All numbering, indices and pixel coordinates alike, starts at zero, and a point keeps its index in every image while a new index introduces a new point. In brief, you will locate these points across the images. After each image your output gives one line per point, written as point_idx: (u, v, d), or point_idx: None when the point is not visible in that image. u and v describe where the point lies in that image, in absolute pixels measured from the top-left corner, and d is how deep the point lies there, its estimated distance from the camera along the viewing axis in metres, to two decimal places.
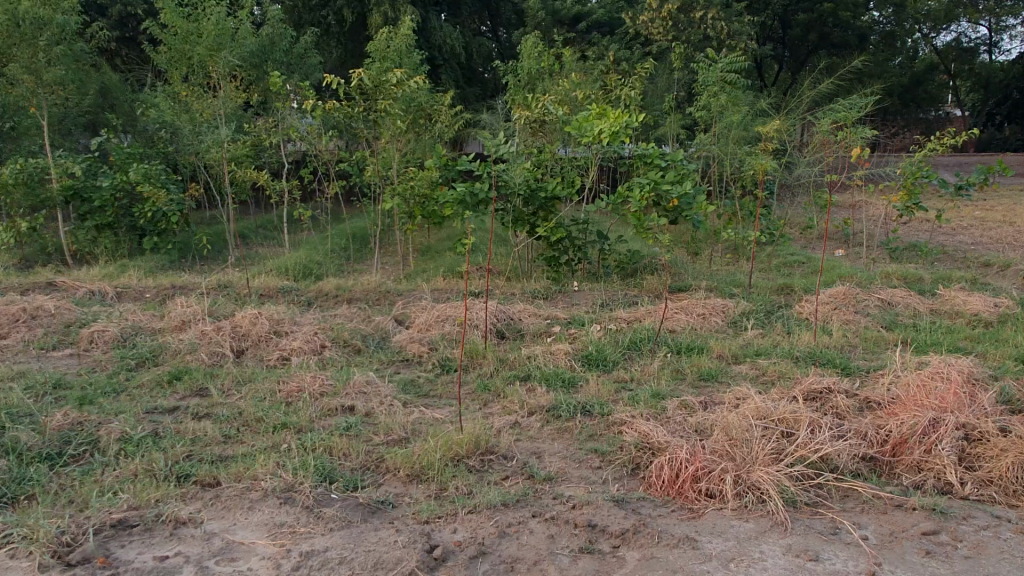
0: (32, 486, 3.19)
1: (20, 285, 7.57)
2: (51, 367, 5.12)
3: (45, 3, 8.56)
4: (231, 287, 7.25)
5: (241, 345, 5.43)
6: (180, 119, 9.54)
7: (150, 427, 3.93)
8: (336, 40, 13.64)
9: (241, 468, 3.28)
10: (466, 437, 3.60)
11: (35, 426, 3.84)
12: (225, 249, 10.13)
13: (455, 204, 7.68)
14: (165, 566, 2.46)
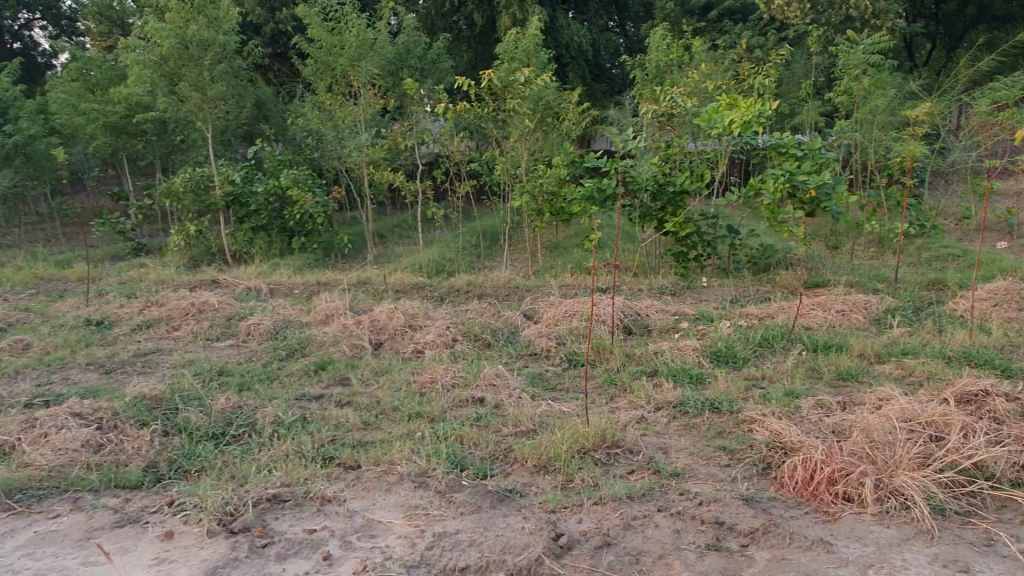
0: (201, 461, 3.56)
1: (188, 282, 8.38)
2: (214, 356, 5.66)
3: (209, 26, 9.44)
4: (370, 284, 7.67)
5: (380, 338, 5.76)
6: (324, 127, 10.19)
7: (299, 412, 4.26)
8: (467, 44, 14.06)
9: (380, 452, 3.50)
10: (592, 430, 3.63)
11: (203, 408, 4.27)
12: (364, 247, 10.71)
13: (583, 200, 7.73)
14: (313, 538, 2.67)
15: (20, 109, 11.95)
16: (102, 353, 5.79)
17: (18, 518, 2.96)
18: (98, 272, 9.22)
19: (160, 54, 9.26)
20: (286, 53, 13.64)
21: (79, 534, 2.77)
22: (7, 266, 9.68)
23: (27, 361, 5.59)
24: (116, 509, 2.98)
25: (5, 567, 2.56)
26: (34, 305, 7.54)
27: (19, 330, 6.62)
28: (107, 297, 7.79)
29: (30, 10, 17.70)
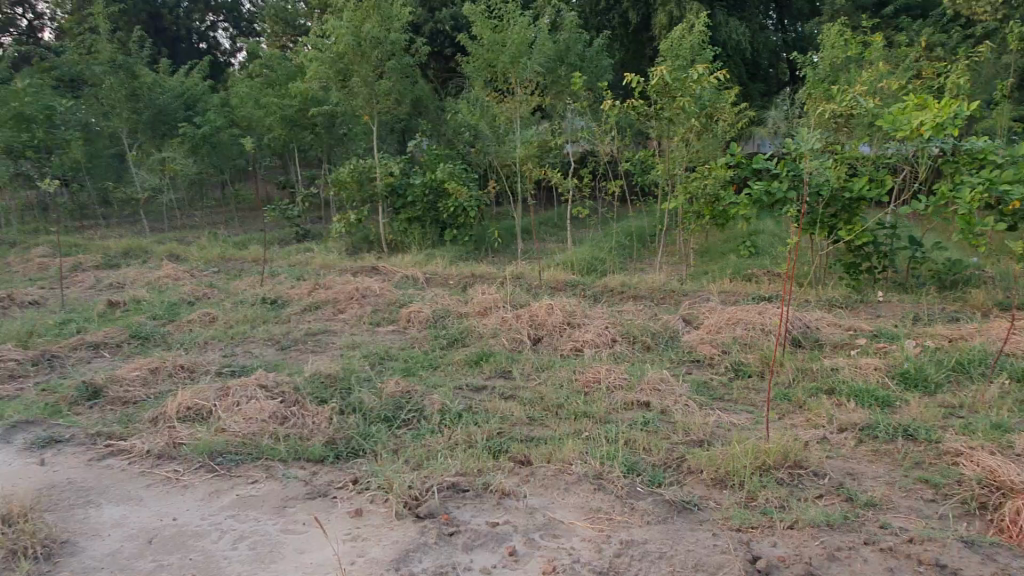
0: (376, 441, 3.65)
1: (351, 268, 8.79)
2: (380, 340, 5.87)
3: (382, 25, 9.85)
4: (524, 279, 7.70)
5: (538, 333, 5.75)
6: (482, 122, 10.35)
7: (465, 402, 4.30)
8: (621, 42, 13.86)
9: (551, 450, 3.44)
10: (776, 447, 3.40)
11: (375, 391, 4.41)
12: (513, 242, 10.80)
13: (749, 204, 7.36)
14: (498, 533, 2.66)
15: (208, 103, 13.03)
16: (279, 330, 6.17)
17: (220, 480, 3.15)
18: (269, 255, 9.86)
19: (336, 51, 9.77)
20: (444, 51, 14.03)
21: (277, 502, 2.91)
22: (193, 245, 10.58)
23: (214, 333, 6.04)
24: (306, 481, 3.12)
25: (215, 526, 2.71)
26: (217, 282, 8.17)
27: (205, 304, 7.19)
28: (279, 278, 8.30)
29: (215, 13, 19.28)
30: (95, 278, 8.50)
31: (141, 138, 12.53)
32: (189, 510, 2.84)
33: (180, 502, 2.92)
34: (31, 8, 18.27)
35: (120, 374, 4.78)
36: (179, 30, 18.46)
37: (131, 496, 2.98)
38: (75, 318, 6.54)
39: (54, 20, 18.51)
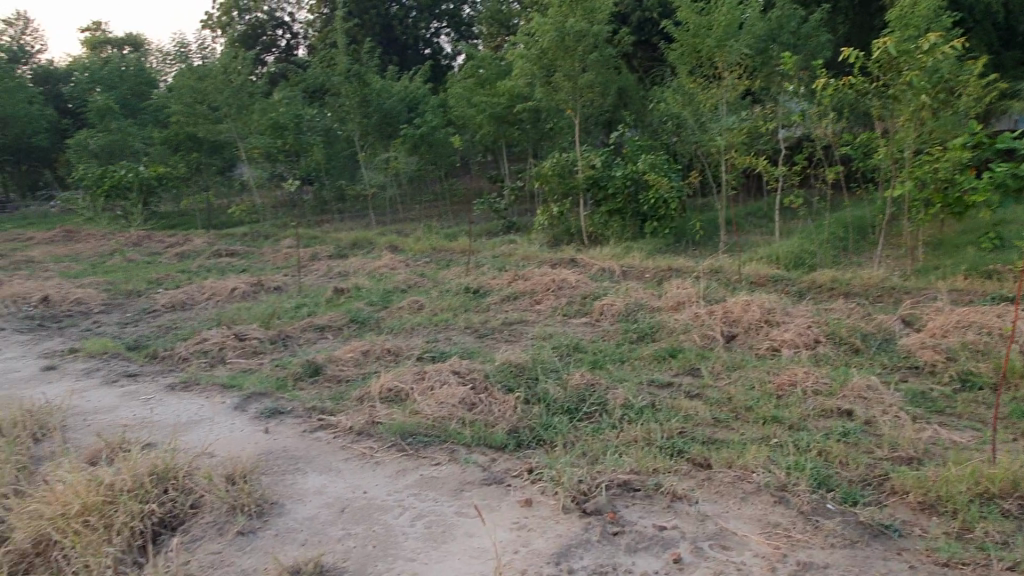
0: (556, 432, 3.71)
1: (550, 259, 8.98)
2: (571, 332, 5.94)
3: (585, 18, 9.90)
4: (723, 273, 7.37)
5: (733, 330, 5.48)
6: (685, 110, 10.03)
7: (649, 398, 4.22)
8: (845, 15, 12.66)
9: (733, 455, 3.27)
10: (1003, 473, 2.94)
11: (560, 382, 4.48)
12: (715, 234, 10.38)
13: (991, 190, 6.42)
14: (664, 538, 2.60)
15: (426, 104, 13.95)
16: (478, 319, 6.47)
17: (408, 460, 3.39)
18: (476, 246, 10.37)
19: (541, 47, 9.99)
20: (650, 40, 13.80)
21: (455, 485, 3.07)
22: (410, 237, 11.44)
23: (421, 320, 6.50)
24: (484, 467, 3.26)
25: (398, 502, 2.92)
26: (428, 272, 8.77)
27: (416, 292, 7.74)
28: (482, 269, 8.71)
29: (438, 19, 20.49)
30: (327, 267, 9.51)
31: (369, 140, 13.75)
32: (378, 485, 3.09)
33: (371, 477, 3.19)
34: (288, 29, 20.55)
35: (338, 355, 5.31)
36: (407, 39, 19.90)
37: (332, 467, 3.30)
38: (308, 302, 7.37)
39: (306, 38, 20.65)
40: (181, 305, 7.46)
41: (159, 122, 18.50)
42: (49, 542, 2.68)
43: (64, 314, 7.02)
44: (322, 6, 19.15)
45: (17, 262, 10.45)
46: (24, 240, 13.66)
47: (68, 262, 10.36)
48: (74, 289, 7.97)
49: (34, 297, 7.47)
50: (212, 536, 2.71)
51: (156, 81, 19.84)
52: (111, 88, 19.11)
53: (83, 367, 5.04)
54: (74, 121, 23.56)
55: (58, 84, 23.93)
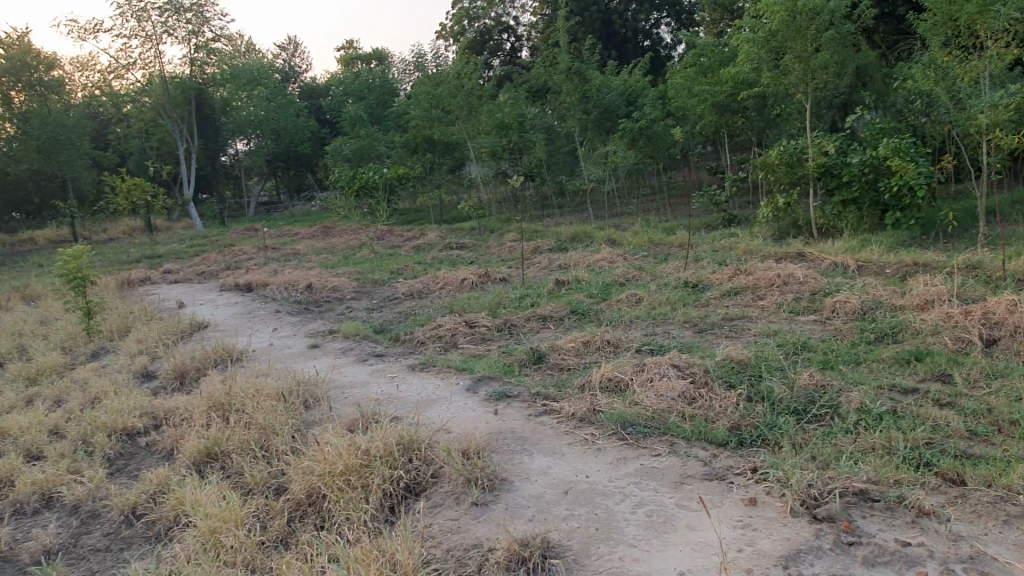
0: (782, 433, 3.56)
1: (775, 253, 8.53)
2: (799, 329, 5.63)
3: None
4: (983, 269, 6.53)
5: (995, 334, 4.86)
6: (937, 86, 8.98)
7: (889, 404, 3.89)
8: None
9: (993, 473, 2.93)
10: None
11: (787, 381, 4.28)
12: (973, 225, 9.20)
13: None
14: (907, 554, 2.41)
15: (645, 97, 13.86)
16: (698, 313, 6.36)
17: (628, 449, 3.46)
18: (695, 240, 10.14)
19: (770, 29, 9.49)
20: (896, 12, 12.54)
21: (675, 477, 3.09)
22: (627, 231, 11.46)
23: (639, 313, 6.52)
24: (705, 462, 3.23)
25: (619, 489, 3.00)
26: (646, 265, 8.74)
27: (634, 285, 7.77)
28: (702, 263, 8.50)
29: (658, 10, 20.13)
30: (548, 259, 9.86)
31: (589, 135, 13.97)
32: (599, 471, 3.19)
33: (593, 463, 3.30)
34: (513, 33, 21.46)
35: (559, 345, 5.52)
36: (627, 32, 19.82)
37: (556, 450, 3.46)
38: (531, 294, 7.70)
39: (529, 40, 21.45)
40: (418, 294, 8.16)
41: (400, 127, 20.28)
42: (319, 495, 3.11)
43: (324, 299, 8.01)
44: (545, 7, 19.77)
45: (286, 254, 12.06)
46: (291, 235, 15.71)
47: (325, 254, 11.76)
48: (331, 278, 9.05)
49: (300, 284, 8.60)
50: (450, 504, 2.97)
51: (397, 91, 21.93)
52: (360, 99, 21.52)
53: (340, 346, 5.73)
54: (330, 130, 26.60)
55: (319, 98, 27.11)
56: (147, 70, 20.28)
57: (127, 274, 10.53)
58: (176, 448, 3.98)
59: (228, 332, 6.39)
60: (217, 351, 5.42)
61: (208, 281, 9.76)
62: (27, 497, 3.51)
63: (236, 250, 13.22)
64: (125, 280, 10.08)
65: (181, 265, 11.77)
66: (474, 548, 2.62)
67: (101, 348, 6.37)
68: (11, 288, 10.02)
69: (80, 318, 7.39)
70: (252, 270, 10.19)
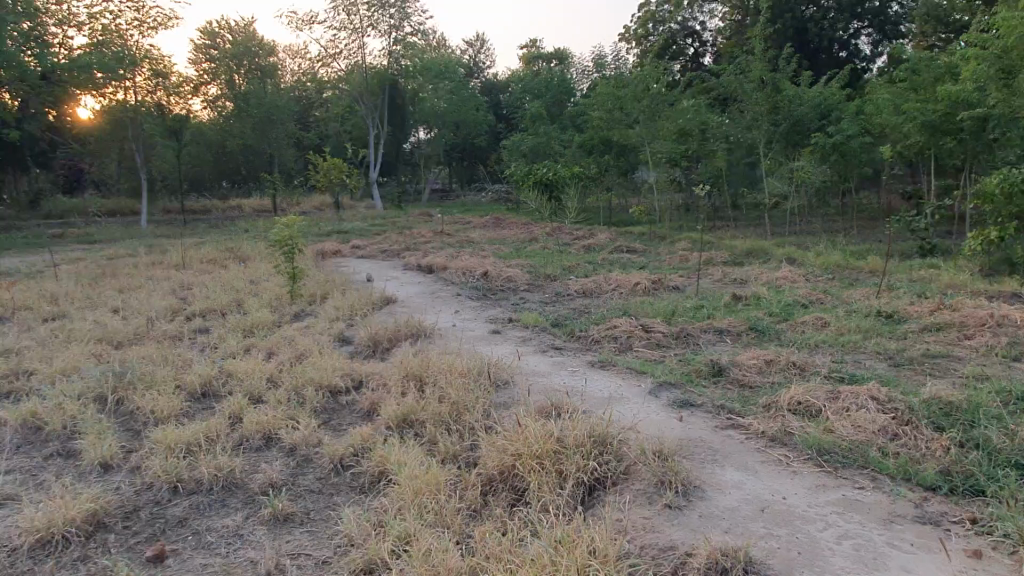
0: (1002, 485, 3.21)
1: (985, 291, 7.75)
2: (1016, 376, 5.08)
3: None
4: None
5: None
6: None
7: None
8: None
9: None
10: None
11: (1007, 431, 3.85)
12: None
13: None
14: None
15: (842, 111, 13.06)
16: (895, 346, 5.92)
17: (828, 477, 3.31)
18: (888, 268, 9.46)
19: (1003, 47, 8.58)
20: None
21: (882, 514, 2.91)
22: (810, 251, 10.90)
23: (826, 338, 6.18)
24: (916, 504, 3.02)
25: (821, 516, 2.88)
26: (832, 289, 8.27)
27: (819, 308, 7.39)
28: (898, 293, 7.90)
29: (859, 20, 18.77)
30: (723, 272, 9.60)
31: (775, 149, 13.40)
32: (797, 494, 3.08)
33: (790, 485, 3.19)
34: (698, 38, 21.01)
35: (740, 361, 5.35)
36: (822, 42, 18.71)
37: (749, 466, 3.38)
38: (706, 305, 7.51)
39: (714, 45, 20.90)
40: (590, 293, 8.20)
41: (576, 128, 20.48)
42: (512, 474, 3.23)
43: (499, 288, 8.25)
44: (736, 13, 19.13)
45: (461, 241, 12.58)
46: (464, 223, 16.34)
47: (498, 245, 12.12)
48: (506, 268, 9.32)
49: (477, 270, 8.92)
50: (643, 503, 2.99)
51: (575, 91, 22.16)
52: (538, 96, 21.96)
53: (520, 335, 5.88)
54: (507, 126, 27.34)
55: (499, 94, 27.90)
56: (351, 60, 21.91)
57: (321, 246, 11.44)
58: (375, 410, 4.27)
59: (415, 310, 6.77)
60: (408, 325, 5.76)
61: (392, 260, 10.38)
62: (252, 434, 3.94)
63: (416, 232, 13.95)
64: (320, 251, 10.96)
65: (367, 242, 12.62)
66: (670, 550, 2.62)
67: (302, 311, 6.97)
68: (226, 248, 11.20)
69: (285, 281, 8.14)
70: (431, 253, 10.71)
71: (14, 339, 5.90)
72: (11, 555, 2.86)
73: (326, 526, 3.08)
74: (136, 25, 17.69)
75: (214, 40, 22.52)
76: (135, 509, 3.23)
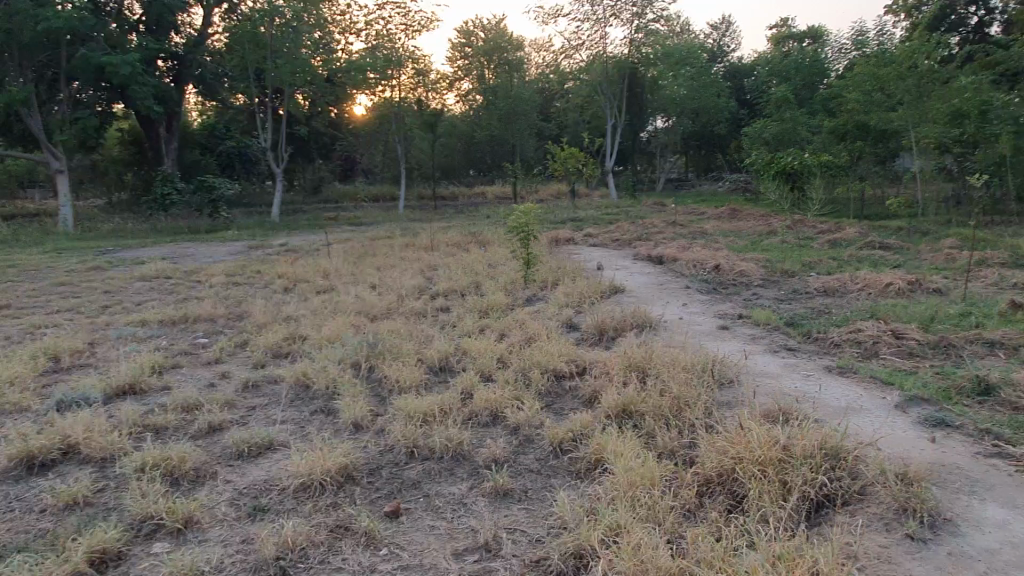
0: None
1: None
2: None
3: None
4: None
5: None
6: None
7: None
8: None
9: None
10: None
11: None
12: None
13: None
14: None
15: None
16: None
17: None
18: None
19: None
20: None
21: None
22: None
23: None
24: None
25: None
26: None
27: None
28: None
29: None
30: (1000, 275, 8.30)
31: None
32: None
33: None
34: (984, 5, 18.25)
35: (1017, 379, 4.59)
36: None
37: (1018, 503, 2.91)
38: (976, 312, 6.54)
39: (1005, 12, 18.02)
40: (833, 292, 7.54)
41: (828, 112, 18.85)
42: (731, 478, 3.09)
43: (731, 282, 7.88)
44: None
45: (694, 232, 12.21)
46: (698, 214, 15.80)
47: (733, 237, 11.59)
48: (740, 261, 8.88)
49: (709, 263, 8.61)
50: (879, 529, 2.71)
51: (830, 72, 20.35)
52: (786, 80, 20.50)
53: (751, 333, 5.59)
54: (750, 111, 25.91)
55: (743, 79, 26.45)
56: (593, 50, 22.20)
57: (555, 233, 11.79)
58: (596, 398, 4.33)
59: (642, 300, 6.72)
60: (633, 316, 5.75)
61: (623, 249, 10.37)
62: (480, 410, 4.20)
63: (648, 222, 13.82)
64: (553, 239, 11.28)
65: (599, 230, 12.77)
66: None
67: (533, 296, 7.24)
68: (469, 233, 11.98)
69: (519, 266, 8.52)
70: (662, 243, 10.55)
71: (294, 308, 6.85)
72: (281, 493, 3.35)
73: (542, 505, 3.20)
74: (403, 29, 19.48)
75: (470, 38, 24.15)
76: (378, 467, 3.61)
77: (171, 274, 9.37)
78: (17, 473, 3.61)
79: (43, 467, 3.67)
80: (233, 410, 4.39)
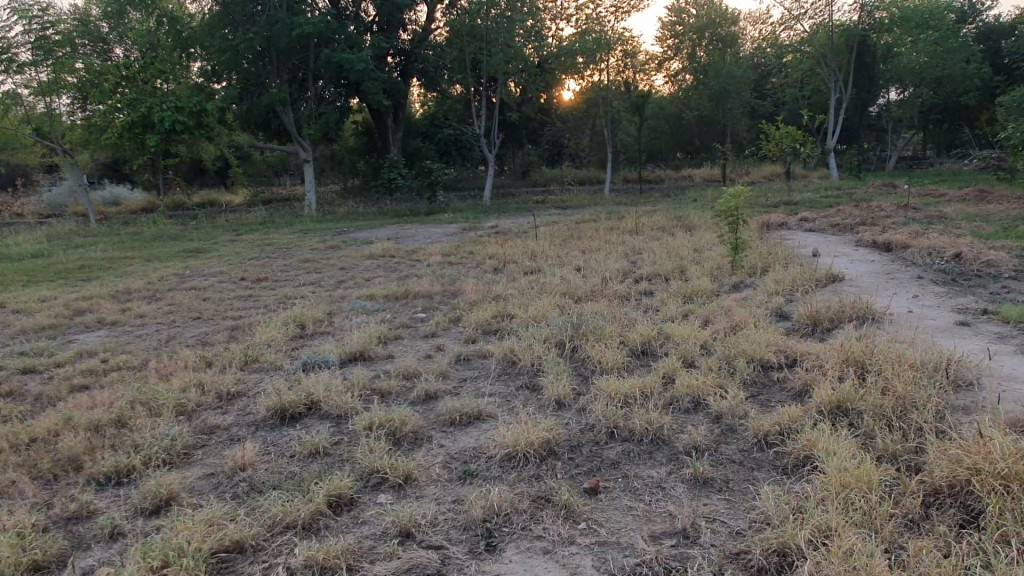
0: None
1: None
2: None
3: None
4: None
5: None
6: None
7: None
8: None
9: None
10: None
11: None
12: None
13: None
14: None
15: None
16: None
17: None
18: None
19: None
20: None
21: None
22: None
23: None
24: None
25: None
26: None
27: None
28: None
29: None
30: None
31: None
32: None
33: None
34: None
35: None
36: None
37: None
38: None
39: None
40: None
41: None
42: (966, 490, 2.80)
43: (975, 272, 6.99)
44: None
45: (932, 217, 10.96)
46: (937, 196, 14.19)
47: (980, 222, 10.23)
48: (987, 249, 7.83)
49: (947, 252, 7.70)
50: None
51: None
52: None
53: (997, 330, 4.94)
54: (1008, 78, 22.58)
55: (1002, 40, 23.03)
56: (817, 19, 20.82)
57: (769, 217, 11.19)
58: (806, 392, 4.10)
59: (865, 291, 6.20)
60: (855, 307, 5.34)
61: (844, 235, 9.58)
62: (682, 396, 4.16)
63: (877, 205, 12.64)
64: (765, 224, 10.73)
65: (819, 214, 11.91)
66: None
67: (742, 283, 6.95)
68: (676, 216, 11.78)
69: (727, 251, 8.22)
70: (892, 228, 9.60)
71: (503, 287, 7.20)
72: (490, 461, 3.58)
73: (745, 498, 3.12)
74: (613, 11, 19.43)
75: (681, 16, 23.84)
76: (580, 444, 3.73)
77: (396, 252, 10.25)
78: (272, 421, 4.19)
79: (292, 419, 4.22)
80: (447, 380, 4.75)
